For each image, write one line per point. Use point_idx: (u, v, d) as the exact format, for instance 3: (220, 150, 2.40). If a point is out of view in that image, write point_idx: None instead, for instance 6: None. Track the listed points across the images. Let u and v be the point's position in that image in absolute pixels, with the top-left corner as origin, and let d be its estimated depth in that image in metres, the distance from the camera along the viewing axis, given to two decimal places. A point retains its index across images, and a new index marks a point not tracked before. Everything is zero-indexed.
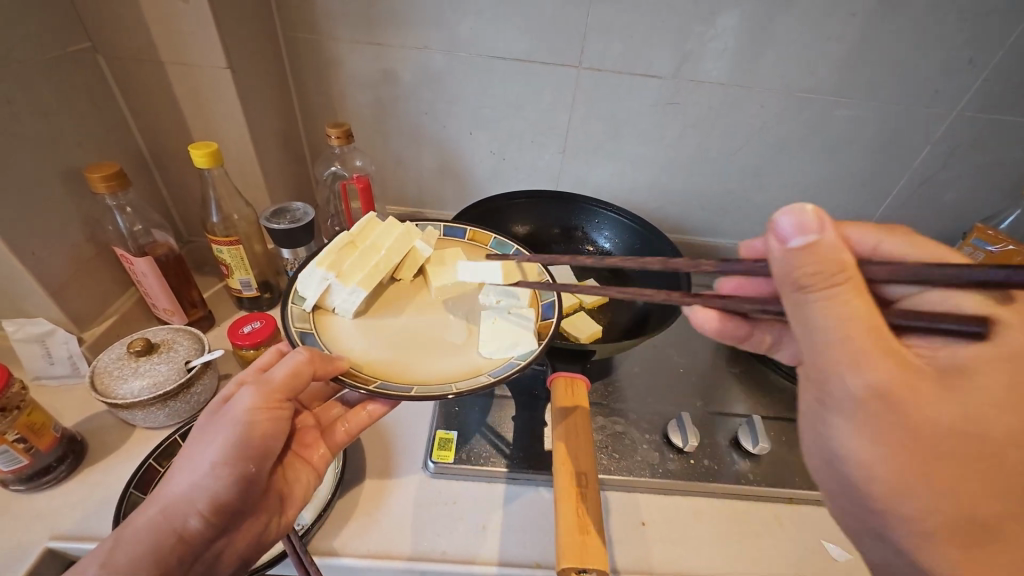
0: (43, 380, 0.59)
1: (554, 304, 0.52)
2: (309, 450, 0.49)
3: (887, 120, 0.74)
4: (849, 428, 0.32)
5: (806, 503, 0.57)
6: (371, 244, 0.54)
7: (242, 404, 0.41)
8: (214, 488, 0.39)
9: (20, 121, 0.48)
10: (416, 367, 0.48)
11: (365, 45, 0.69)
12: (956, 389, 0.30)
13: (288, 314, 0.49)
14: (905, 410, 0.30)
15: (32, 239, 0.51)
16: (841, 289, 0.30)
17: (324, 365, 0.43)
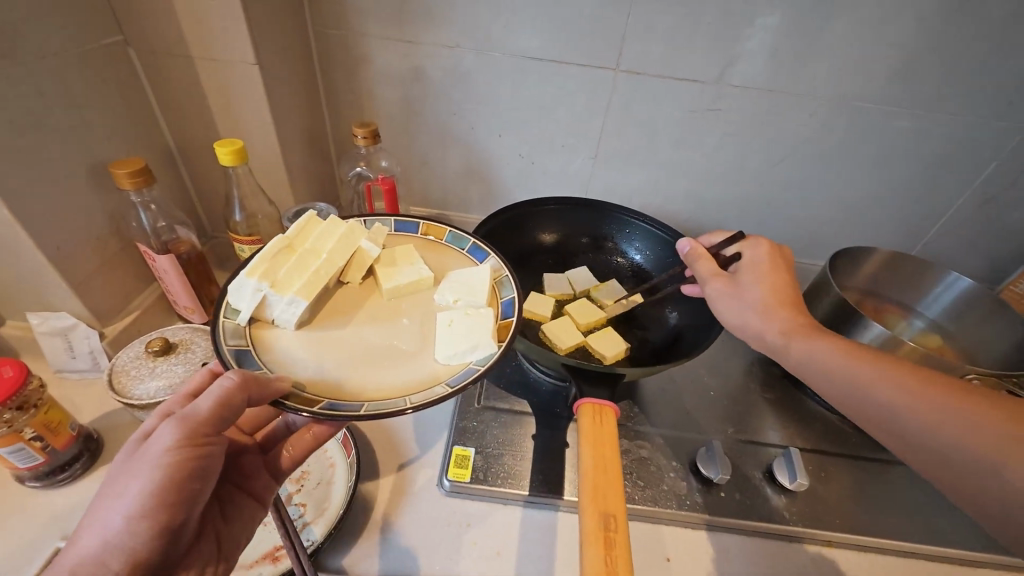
0: (65, 373, 0.59)
1: (514, 301, 0.48)
2: (253, 482, 0.45)
3: (950, 133, 0.69)
4: (736, 313, 0.47)
5: (847, 548, 0.53)
6: (309, 248, 0.48)
7: (161, 443, 0.35)
8: (132, 542, 0.33)
9: (49, 115, 0.48)
10: (364, 379, 0.41)
11: (395, 42, 0.67)
12: (756, 283, 0.48)
13: (218, 330, 0.41)
14: (754, 292, 0.47)
15: (58, 234, 0.51)
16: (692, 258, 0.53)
17: (261, 390, 0.36)
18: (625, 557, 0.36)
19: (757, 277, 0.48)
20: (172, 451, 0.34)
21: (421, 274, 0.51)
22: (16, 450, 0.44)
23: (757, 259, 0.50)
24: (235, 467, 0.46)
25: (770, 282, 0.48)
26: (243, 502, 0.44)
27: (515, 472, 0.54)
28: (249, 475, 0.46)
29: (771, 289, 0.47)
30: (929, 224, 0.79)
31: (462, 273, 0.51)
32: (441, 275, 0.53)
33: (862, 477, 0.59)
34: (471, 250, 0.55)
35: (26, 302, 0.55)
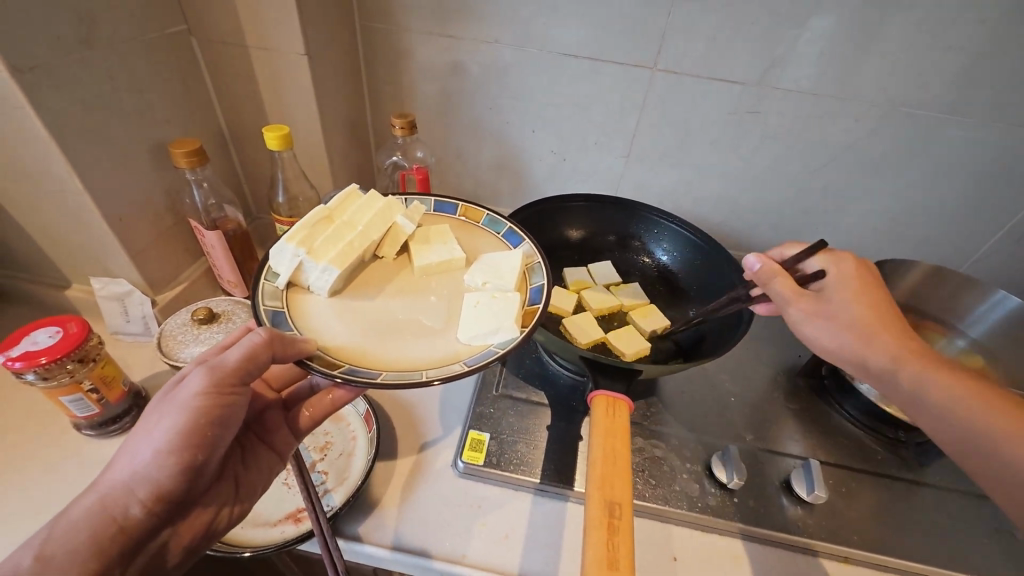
0: (120, 335, 0.65)
1: (542, 288, 0.49)
2: (274, 435, 0.49)
3: (1009, 145, 0.65)
4: (826, 334, 0.45)
5: (864, 566, 0.52)
6: (346, 221, 0.51)
7: (192, 387, 0.38)
8: (158, 476, 0.37)
9: (118, 96, 0.52)
10: (387, 351, 0.44)
11: (437, 37, 0.69)
12: (841, 306, 0.45)
13: (258, 291, 0.45)
14: (850, 320, 0.45)
15: (121, 207, 0.55)
16: (769, 277, 0.48)
17: (283, 348, 0.39)
18: (628, 547, 0.36)
19: (853, 294, 0.46)
20: (201, 397, 0.38)
21: (453, 254, 0.53)
22: (76, 399, 0.49)
23: (845, 277, 0.47)
24: (259, 419, 0.50)
25: (858, 311, 0.45)
26: (262, 453, 0.48)
27: (528, 459, 0.55)
28: (269, 428, 0.49)
29: (867, 307, 0.45)
30: (981, 239, 0.75)
31: (493, 256, 0.52)
32: (472, 256, 0.55)
33: (886, 495, 0.57)
34: (506, 234, 0.57)
35: (89, 267, 0.60)
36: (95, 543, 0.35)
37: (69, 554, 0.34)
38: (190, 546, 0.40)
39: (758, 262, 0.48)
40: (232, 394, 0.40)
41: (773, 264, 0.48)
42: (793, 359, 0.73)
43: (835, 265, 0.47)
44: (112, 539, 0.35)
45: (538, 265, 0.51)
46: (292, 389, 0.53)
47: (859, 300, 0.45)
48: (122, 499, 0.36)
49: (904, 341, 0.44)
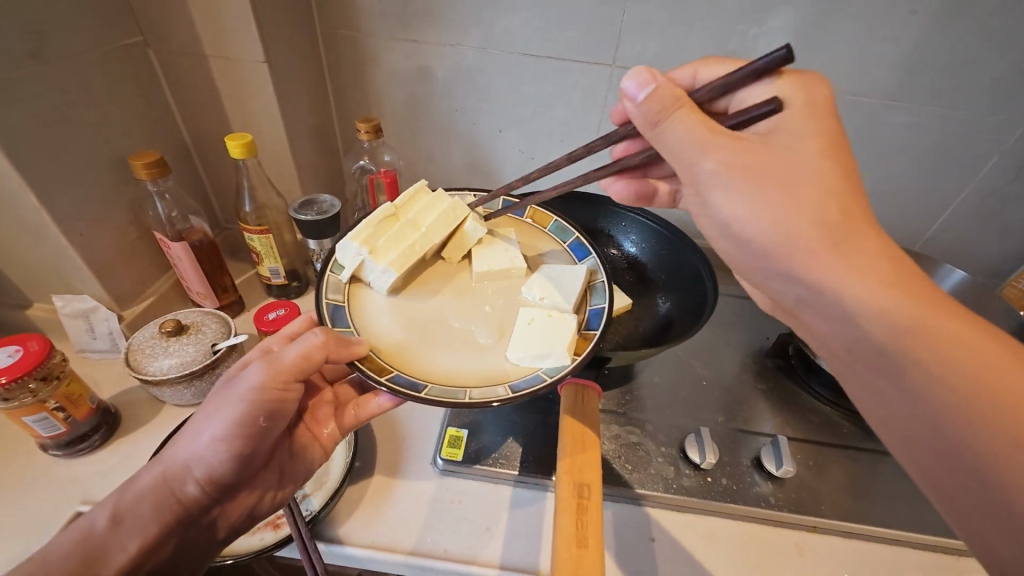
0: (86, 353, 0.63)
1: (602, 314, 0.49)
2: (320, 426, 0.50)
3: (951, 129, 0.69)
4: (683, 134, 0.38)
5: (832, 534, 0.54)
6: (411, 220, 0.54)
7: (250, 381, 0.40)
8: (213, 459, 0.40)
9: (74, 109, 0.51)
10: (437, 366, 0.46)
11: (399, 42, 0.70)
12: (761, 148, 0.37)
13: (323, 283, 0.50)
14: (759, 166, 0.36)
15: (80, 221, 0.54)
16: (680, 112, 0.38)
17: (337, 350, 0.42)
18: (596, 524, 0.38)
19: (808, 129, 0.37)
20: (258, 391, 0.40)
21: (516, 263, 0.55)
22: (41, 419, 0.48)
23: (693, 124, 0.38)
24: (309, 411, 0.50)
25: (787, 151, 0.37)
26: (308, 442, 0.49)
27: (507, 453, 0.56)
28: (317, 420, 0.50)
29: (820, 141, 0.37)
30: (928, 220, 0.79)
31: (559, 269, 0.54)
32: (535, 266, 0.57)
33: (852, 468, 0.59)
34: (572, 245, 0.59)
35: (51, 285, 0.59)
36: (159, 511, 0.39)
37: (138, 515, 0.38)
38: (235, 523, 0.43)
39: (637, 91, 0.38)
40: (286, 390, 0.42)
41: (666, 88, 0.38)
42: (762, 342, 0.75)
43: (781, 106, 0.38)
44: (171, 508, 0.39)
45: (600, 286, 0.52)
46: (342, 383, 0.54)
47: (794, 129, 0.38)
48: (182, 474, 0.40)
49: (754, 158, 0.36)
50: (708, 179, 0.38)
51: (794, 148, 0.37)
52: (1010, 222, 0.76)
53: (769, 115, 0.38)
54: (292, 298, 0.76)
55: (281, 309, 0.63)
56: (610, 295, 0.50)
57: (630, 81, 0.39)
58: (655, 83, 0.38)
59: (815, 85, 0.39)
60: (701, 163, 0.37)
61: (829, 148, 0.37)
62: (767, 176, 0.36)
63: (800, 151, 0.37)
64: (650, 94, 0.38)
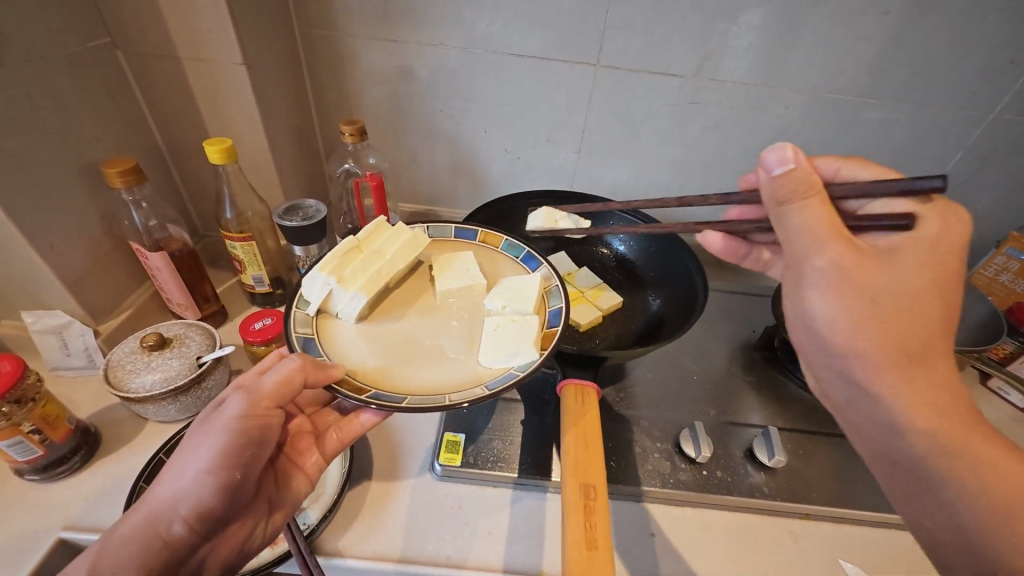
0: (60, 370, 0.60)
1: (560, 311, 0.49)
2: (304, 457, 0.47)
3: (921, 124, 0.71)
4: (805, 219, 0.35)
5: (822, 520, 0.55)
6: (375, 250, 0.52)
7: (232, 411, 0.40)
8: (200, 494, 0.37)
9: (40, 115, 0.49)
10: (409, 377, 0.44)
11: (380, 42, 0.68)
12: (888, 262, 0.35)
13: (290, 318, 0.47)
14: (862, 282, 0.34)
15: (50, 233, 0.51)
16: (812, 200, 0.35)
17: (316, 373, 0.41)
18: (604, 525, 0.38)
19: (913, 266, 0.35)
20: (240, 418, 0.40)
21: (474, 277, 0.53)
22: (16, 443, 0.45)
23: (819, 215, 0.35)
24: (291, 441, 0.48)
25: (906, 266, 0.35)
26: (295, 474, 0.46)
27: (505, 455, 0.56)
28: (302, 449, 0.48)
29: (918, 283, 0.34)
30: None
31: (514, 279, 0.53)
32: (495, 279, 0.55)
33: (839, 454, 0.61)
34: (524, 257, 0.57)
35: (19, 300, 0.56)
36: (141, 558, 0.36)
37: (117, 565, 0.35)
38: (227, 562, 0.41)
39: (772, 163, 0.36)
40: (268, 416, 0.41)
41: (807, 177, 0.35)
42: (748, 335, 0.77)
43: (919, 218, 0.36)
44: (158, 553, 0.36)
45: (555, 288, 0.52)
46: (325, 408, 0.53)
47: (915, 254, 0.35)
48: (166, 515, 0.37)
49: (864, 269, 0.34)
50: (804, 279, 0.36)
51: (915, 266, 0.35)
52: (976, 211, 0.79)
53: (898, 231, 0.36)
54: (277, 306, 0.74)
55: (268, 318, 0.61)
56: (567, 294, 0.50)
57: (773, 156, 0.36)
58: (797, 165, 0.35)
59: (953, 221, 0.35)
60: (810, 257, 0.35)
61: (934, 278, 0.35)
62: (867, 301, 0.34)
63: (903, 279, 0.35)
64: (789, 175, 0.35)
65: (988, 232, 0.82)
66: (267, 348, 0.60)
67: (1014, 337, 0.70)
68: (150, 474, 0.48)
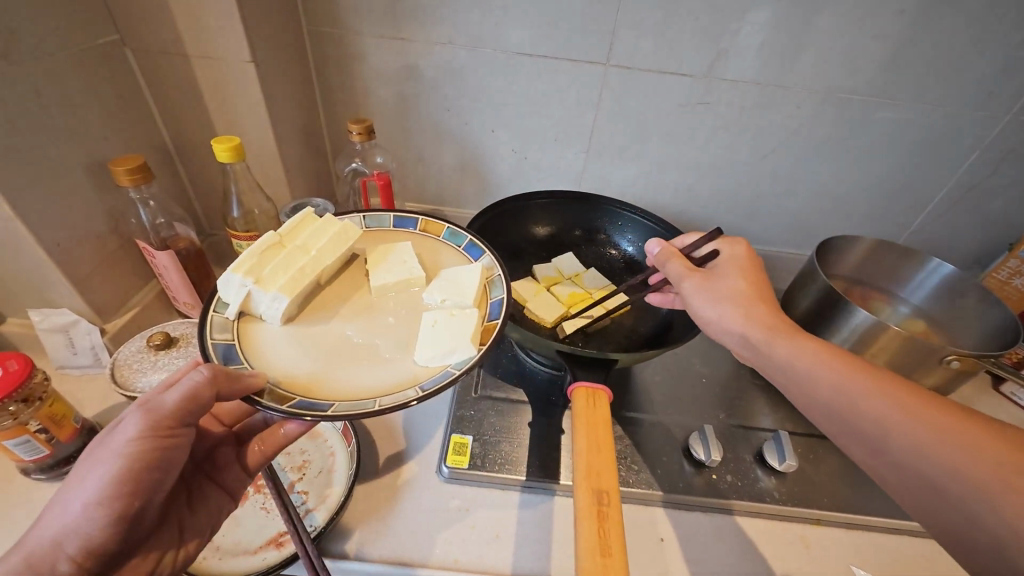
0: (66, 369, 0.60)
1: (502, 302, 0.48)
2: (224, 473, 0.48)
3: (934, 125, 0.70)
4: (672, 267, 0.50)
5: (835, 526, 0.55)
6: (299, 245, 0.49)
7: (126, 433, 0.37)
8: (87, 529, 0.35)
9: (47, 113, 0.48)
10: (340, 382, 0.42)
11: (389, 40, 0.68)
12: (722, 278, 0.47)
13: (206, 323, 0.43)
14: (727, 294, 0.46)
15: (58, 231, 0.51)
16: (663, 254, 0.52)
17: (228, 385, 0.37)
18: (618, 532, 0.37)
19: (732, 274, 0.47)
20: (136, 442, 0.37)
21: (413, 271, 0.52)
22: (22, 442, 0.45)
23: (672, 255, 0.51)
24: (210, 457, 0.49)
25: (742, 281, 0.46)
26: (211, 492, 0.46)
27: (513, 457, 0.55)
28: (220, 465, 0.48)
29: (748, 282, 0.46)
30: (913, 213, 0.81)
31: (452, 271, 0.52)
32: (432, 273, 0.54)
33: (850, 458, 0.60)
34: (467, 247, 0.56)
35: (26, 299, 0.56)
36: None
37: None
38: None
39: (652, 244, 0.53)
40: (172, 437, 0.39)
41: (669, 248, 0.52)
42: None
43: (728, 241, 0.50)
44: None
45: (498, 278, 0.51)
46: (246, 423, 0.52)
47: (742, 272, 0.47)
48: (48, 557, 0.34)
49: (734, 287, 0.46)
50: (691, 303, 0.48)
51: (738, 274, 0.46)
52: (989, 213, 0.79)
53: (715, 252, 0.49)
54: None
55: None
56: (509, 284, 0.50)
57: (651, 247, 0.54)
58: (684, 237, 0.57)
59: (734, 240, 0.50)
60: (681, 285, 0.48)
61: (755, 281, 0.46)
62: (743, 305, 0.44)
63: (746, 291, 0.45)
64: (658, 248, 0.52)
65: (1002, 235, 0.81)
66: None
67: None
68: None
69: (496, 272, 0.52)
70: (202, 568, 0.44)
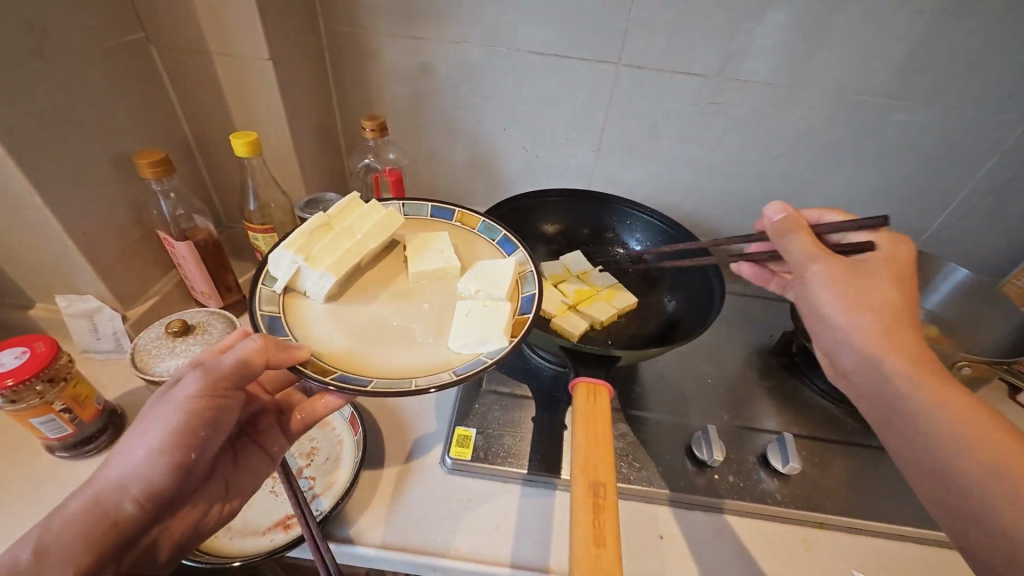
0: (89, 353, 0.63)
1: (533, 298, 0.50)
2: (264, 436, 0.49)
3: (953, 128, 0.69)
4: (793, 246, 0.46)
5: (838, 530, 0.54)
6: (345, 227, 0.52)
7: (188, 388, 0.39)
8: (149, 475, 0.37)
9: (76, 107, 0.51)
10: (378, 361, 0.45)
11: (404, 39, 0.69)
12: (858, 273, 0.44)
13: (256, 294, 0.46)
14: (820, 294, 0.44)
15: (84, 221, 0.54)
16: (779, 226, 0.48)
17: (277, 354, 0.40)
18: (612, 524, 0.38)
19: (889, 277, 0.43)
20: (197, 397, 0.39)
21: (449, 260, 0.54)
22: (47, 421, 0.47)
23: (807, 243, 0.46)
24: (253, 422, 0.50)
25: (871, 286, 0.43)
26: (255, 453, 0.48)
27: (515, 451, 0.56)
28: (262, 429, 0.50)
29: (901, 293, 0.43)
30: (930, 217, 0.80)
31: (487, 263, 0.54)
32: (467, 264, 0.56)
33: (855, 463, 0.60)
34: (501, 241, 0.58)
35: (54, 285, 0.59)
36: (88, 542, 0.35)
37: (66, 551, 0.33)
38: (176, 546, 0.40)
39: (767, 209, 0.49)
40: (224, 398, 0.41)
41: (797, 220, 0.47)
42: (766, 340, 0.76)
43: (879, 238, 0.47)
44: (104, 535, 0.35)
45: (531, 274, 0.53)
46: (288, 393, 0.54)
47: (876, 272, 0.44)
48: (113, 497, 0.36)
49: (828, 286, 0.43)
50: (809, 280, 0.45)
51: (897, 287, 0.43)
52: (1010, 219, 0.77)
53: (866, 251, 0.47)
54: None
55: None
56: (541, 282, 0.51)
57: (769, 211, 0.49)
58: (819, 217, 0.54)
59: (902, 242, 0.46)
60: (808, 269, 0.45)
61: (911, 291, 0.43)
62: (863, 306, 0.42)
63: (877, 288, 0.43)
64: (781, 220, 0.47)
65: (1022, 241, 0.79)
66: None
67: None
68: None
69: (527, 267, 0.54)
70: (213, 547, 0.46)
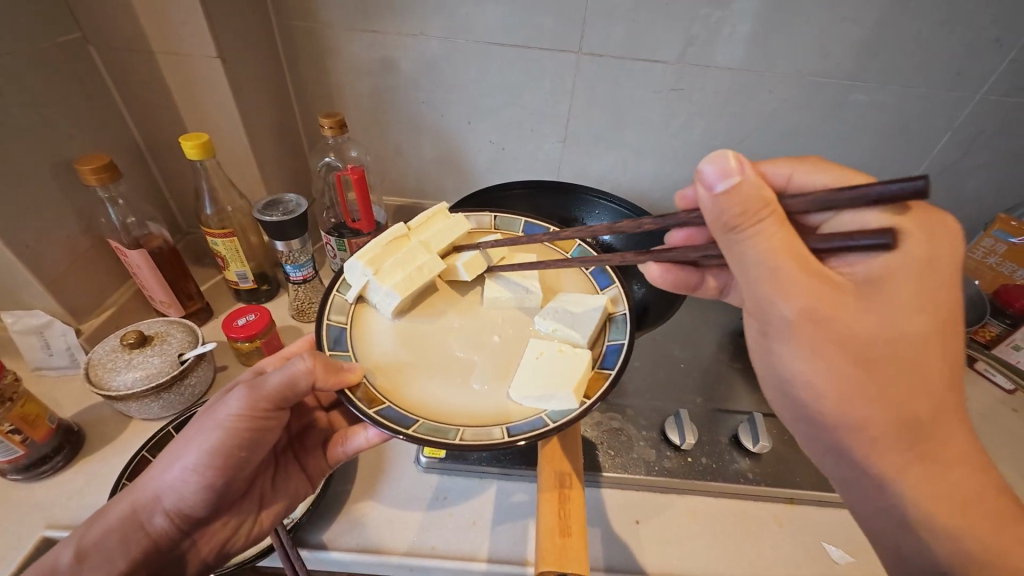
0: (43, 370, 0.60)
1: (619, 352, 0.46)
2: (307, 456, 0.51)
3: (907, 106, 0.71)
4: (771, 275, 0.33)
5: (807, 504, 0.56)
6: (420, 242, 0.54)
7: (230, 408, 0.41)
8: (185, 488, 0.41)
9: (10, 114, 0.48)
10: (432, 402, 0.43)
11: (361, 33, 0.67)
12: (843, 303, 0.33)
13: (328, 303, 0.49)
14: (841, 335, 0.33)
15: (27, 232, 0.51)
16: (766, 224, 0.33)
17: (327, 376, 0.41)
18: (578, 513, 0.40)
19: (946, 304, 0.34)
20: (236, 418, 0.41)
21: (529, 292, 0.53)
22: None
23: (771, 249, 0.33)
24: (300, 439, 0.52)
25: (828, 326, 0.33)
26: (294, 473, 0.50)
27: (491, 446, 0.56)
28: (306, 448, 0.51)
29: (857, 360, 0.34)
30: None
31: (572, 298, 0.52)
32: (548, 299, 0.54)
33: None
34: (593, 273, 0.55)
35: None
36: (126, 540, 0.40)
37: (103, 553, 0.39)
38: (205, 559, 0.44)
39: (715, 180, 0.33)
40: (265, 419, 0.43)
41: (744, 194, 0.32)
42: (735, 322, 0.77)
43: (902, 233, 0.34)
44: (138, 536, 0.41)
45: (619, 318, 0.49)
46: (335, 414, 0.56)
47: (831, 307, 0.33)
48: (152, 504, 0.41)
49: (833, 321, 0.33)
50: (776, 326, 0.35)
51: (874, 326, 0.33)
52: (964, 193, 0.79)
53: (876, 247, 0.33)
54: (263, 302, 0.74)
55: (252, 314, 0.61)
56: (631, 332, 0.47)
57: (710, 169, 0.33)
58: (740, 175, 0.32)
59: (943, 238, 0.34)
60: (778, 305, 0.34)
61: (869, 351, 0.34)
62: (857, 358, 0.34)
63: (901, 318, 0.34)
64: (730, 191, 0.32)
65: (975, 215, 0.82)
66: (251, 343, 0.60)
67: (1000, 319, 0.73)
68: (133, 471, 0.49)
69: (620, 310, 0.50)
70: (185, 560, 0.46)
